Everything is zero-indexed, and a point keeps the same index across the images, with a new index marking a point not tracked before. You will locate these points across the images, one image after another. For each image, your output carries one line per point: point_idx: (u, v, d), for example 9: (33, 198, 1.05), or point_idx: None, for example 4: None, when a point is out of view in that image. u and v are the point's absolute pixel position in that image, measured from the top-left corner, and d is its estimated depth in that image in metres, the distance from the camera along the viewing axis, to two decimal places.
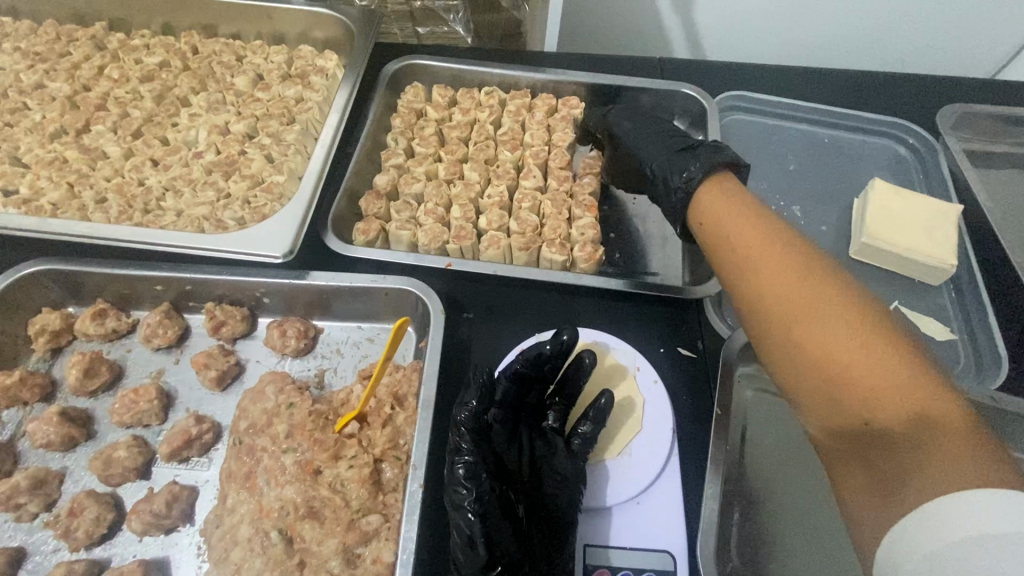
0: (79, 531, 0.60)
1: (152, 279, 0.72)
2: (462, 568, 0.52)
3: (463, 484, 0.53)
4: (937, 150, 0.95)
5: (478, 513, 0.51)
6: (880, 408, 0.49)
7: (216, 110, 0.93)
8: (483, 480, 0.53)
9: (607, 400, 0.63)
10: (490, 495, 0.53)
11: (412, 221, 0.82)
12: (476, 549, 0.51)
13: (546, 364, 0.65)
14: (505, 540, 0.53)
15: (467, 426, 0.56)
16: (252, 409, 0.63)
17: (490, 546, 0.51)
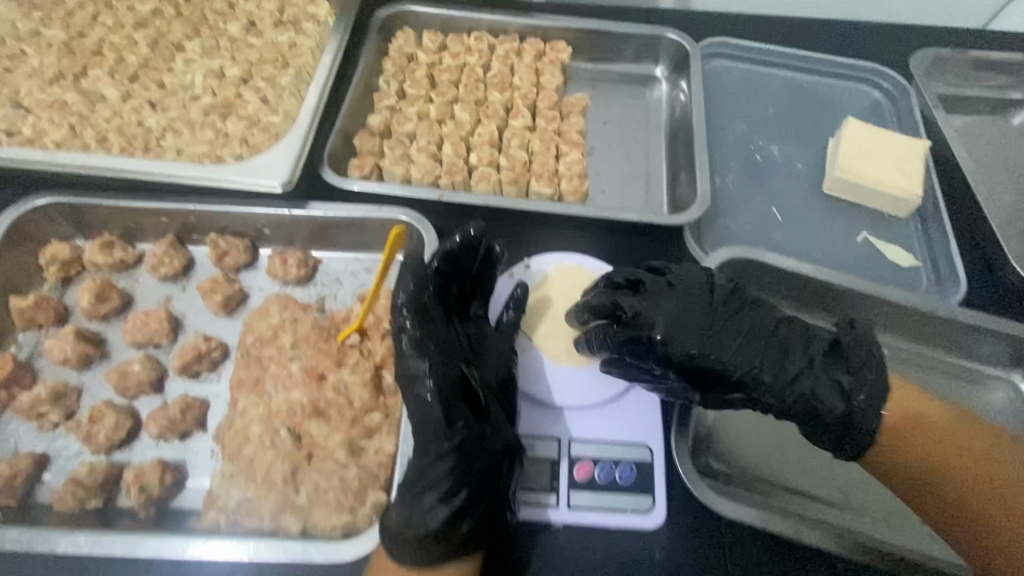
0: (100, 436, 0.64)
1: (158, 211, 0.76)
2: (428, 431, 0.56)
3: (414, 351, 0.57)
4: (909, 92, 0.98)
5: (431, 373, 0.56)
6: (959, 441, 0.58)
7: (211, 55, 0.95)
8: (431, 348, 0.58)
9: (523, 290, 0.69)
10: (439, 361, 0.57)
11: (405, 157, 0.85)
12: (433, 406, 0.55)
13: (460, 258, 0.64)
14: (461, 402, 0.56)
15: (411, 301, 0.59)
16: (258, 324, 0.68)
17: (446, 403, 0.55)
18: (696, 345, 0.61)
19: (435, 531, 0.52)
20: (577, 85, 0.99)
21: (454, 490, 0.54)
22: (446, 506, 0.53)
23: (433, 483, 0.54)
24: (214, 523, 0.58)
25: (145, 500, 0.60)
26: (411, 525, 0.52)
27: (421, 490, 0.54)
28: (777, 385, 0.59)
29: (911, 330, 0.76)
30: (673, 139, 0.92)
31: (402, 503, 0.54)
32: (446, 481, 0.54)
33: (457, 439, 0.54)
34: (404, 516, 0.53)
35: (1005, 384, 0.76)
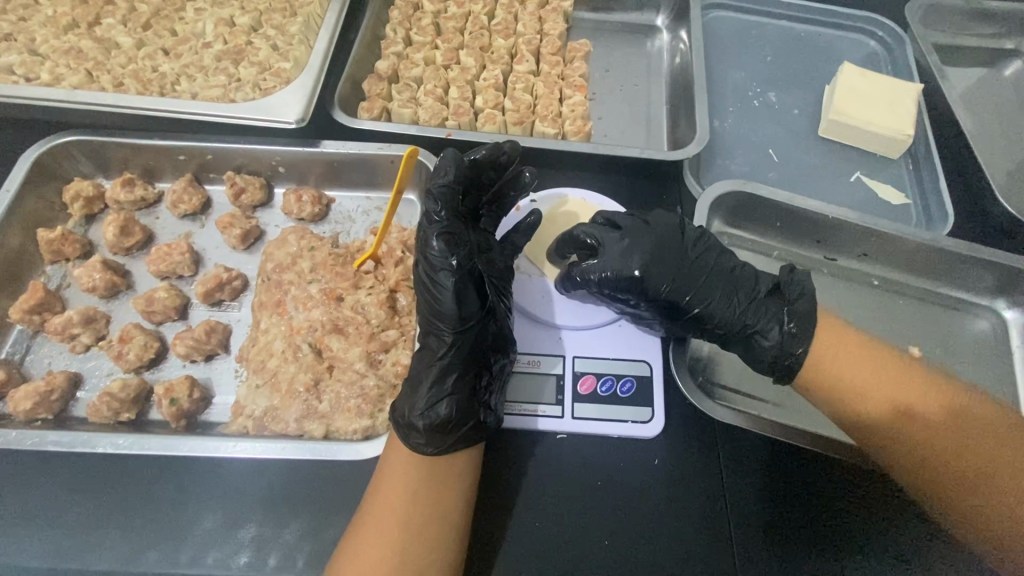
0: (130, 355, 0.67)
1: (176, 148, 0.78)
2: (443, 322, 0.60)
3: (441, 245, 0.61)
4: (904, 39, 1.00)
5: (452, 271, 0.60)
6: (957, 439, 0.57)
7: (220, 5, 0.96)
8: (457, 246, 0.62)
9: (535, 219, 0.72)
10: (462, 261, 0.61)
11: (413, 101, 0.87)
12: (449, 302, 0.59)
13: (483, 173, 0.68)
14: (473, 303, 0.61)
15: (443, 198, 0.64)
16: (277, 252, 0.71)
17: (461, 302, 0.59)
18: (668, 276, 0.65)
19: (445, 418, 0.56)
20: (579, 35, 1.01)
21: (460, 382, 0.58)
22: (453, 396, 0.57)
23: (444, 376, 0.58)
24: (243, 428, 0.62)
25: (176, 412, 0.63)
26: (421, 416, 0.56)
27: (432, 384, 0.58)
28: (731, 320, 0.64)
29: (897, 259, 0.79)
30: (673, 85, 0.94)
31: (412, 395, 0.58)
32: (453, 374, 0.58)
33: (463, 336, 0.60)
34: (415, 406, 0.57)
35: (989, 312, 0.79)
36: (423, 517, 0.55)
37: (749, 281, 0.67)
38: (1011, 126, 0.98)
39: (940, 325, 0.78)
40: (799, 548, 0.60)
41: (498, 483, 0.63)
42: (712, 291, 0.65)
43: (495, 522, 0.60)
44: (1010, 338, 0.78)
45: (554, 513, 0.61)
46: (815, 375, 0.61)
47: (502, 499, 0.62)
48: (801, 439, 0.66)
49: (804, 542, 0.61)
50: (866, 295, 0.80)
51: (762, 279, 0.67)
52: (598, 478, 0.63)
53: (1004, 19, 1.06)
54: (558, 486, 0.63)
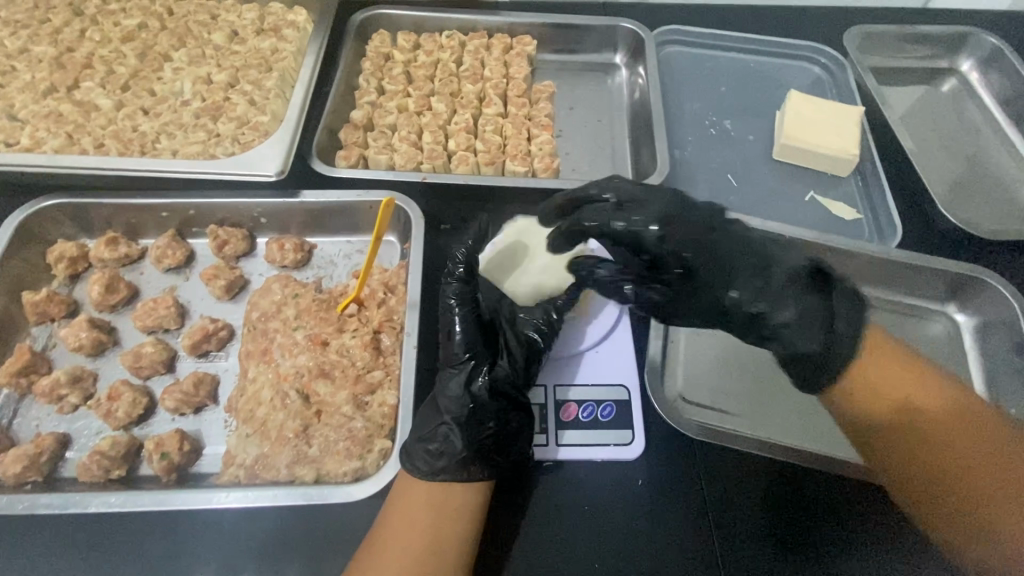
0: (119, 412, 0.68)
1: (159, 206, 0.81)
2: (450, 357, 0.65)
3: (451, 284, 0.68)
4: (845, 65, 1.07)
5: (462, 310, 0.66)
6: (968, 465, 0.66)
7: (197, 63, 1.00)
8: (472, 289, 0.67)
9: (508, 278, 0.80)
10: (472, 304, 0.67)
11: (388, 147, 0.91)
12: (456, 339, 0.65)
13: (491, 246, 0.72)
14: (478, 343, 0.65)
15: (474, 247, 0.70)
16: (262, 301, 0.74)
17: (464, 337, 0.65)
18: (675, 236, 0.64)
19: (439, 446, 0.61)
20: (544, 75, 1.07)
21: (455, 416, 0.62)
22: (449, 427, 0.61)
23: (441, 409, 0.63)
24: (234, 478, 0.63)
25: (167, 466, 0.64)
26: (420, 443, 0.61)
27: (431, 416, 0.63)
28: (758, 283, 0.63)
29: (854, 270, 0.84)
30: (635, 118, 0.99)
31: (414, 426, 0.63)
32: (448, 407, 0.63)
33: (467, 371, 0.64)
34: (418, 434, 0.62)
35: (942, 317, 0.85)
36: (419, 551, 0.57)
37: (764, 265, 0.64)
38: (949, 141, 1.05)
39: (899, 331, 0.83)
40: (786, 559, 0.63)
41: (498, 512, 0.64)
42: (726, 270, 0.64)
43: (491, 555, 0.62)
44: (963, 341, 0.83)
45: (547, 540, 0.63)
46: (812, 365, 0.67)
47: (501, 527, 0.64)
48: (776, 449, 0.69)
49: (794, 548, 0.63)
50: None
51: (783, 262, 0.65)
52: (585, 503, 0.65)
53: (938, 42, 1.14)
54: (548, 514, 0.65)
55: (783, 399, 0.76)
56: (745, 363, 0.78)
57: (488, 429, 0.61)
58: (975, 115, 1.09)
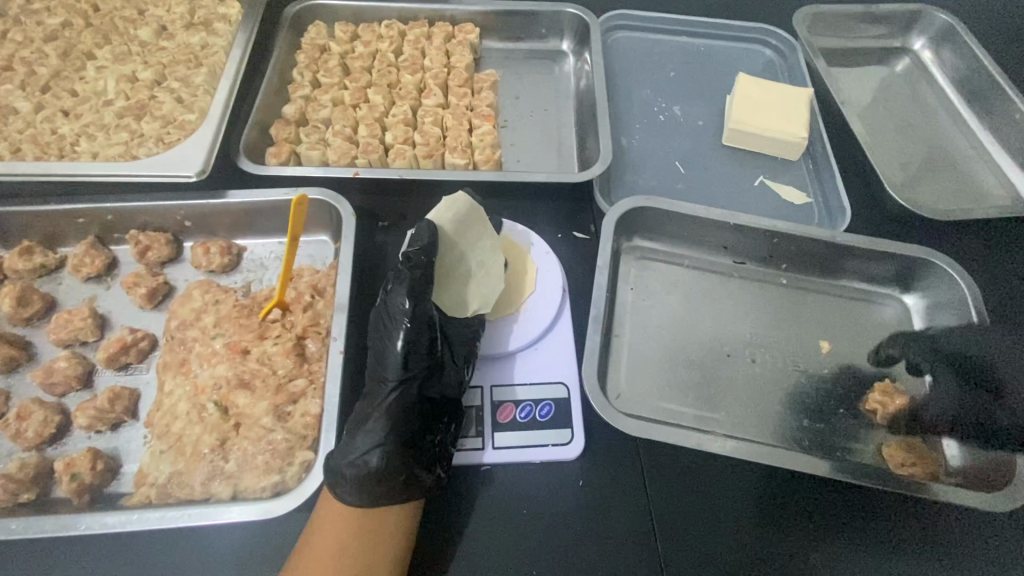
0: (29, 432, 0.65)
1: (75, 212, 0.77)
2: (388, 368, 0.61)
3: (397, 288, 0.64)
4: (796, 46, 1.05)
5: (409, 319, 0.62)
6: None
7: (122, 61, 0.96)
8: (419, 297, 0.64)
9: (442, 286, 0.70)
10: (419, 312, 0.63)
11: (322, 142, 0.88)
12: (398, 349, 0.61)
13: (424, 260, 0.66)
14: (422, 354, 0.62)
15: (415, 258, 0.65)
16: (181, 309, 0.71)
17: (407, 348, 0.61)
18: None
19: (373, 466, 0.56)
20: (488, 64, 1.03)
21: (392, 433, 0.57)
22: (384, 445, 0.57)
23: (376, 424, 0.58)
24: (145, 498, 0.59)
25: (76, 487, 0.61)
26: (349, 464, 0.56)
27: (364, 431, 0.58)
28: None
29: (801, 256, 0.83)
30: (581, 106, 0.96)
31: (343, 442, 0.58)
32: (383, 421, 0.58)
33: (408, 383, 0.60)
34: (346, 452, 0.57)
35: (893, 300, 0.83)
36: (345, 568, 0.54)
37: None
38: (902, 121, 1.03)
39: (849, 316, 0.81)
40: (733, 563, 0.61)
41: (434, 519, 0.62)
42: None
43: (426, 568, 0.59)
44: (914, 324, 0.82)
45: (486, 547, 0.61)
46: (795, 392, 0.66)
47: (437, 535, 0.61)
48: (754, 452, 0.63)
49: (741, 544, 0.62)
50: (774, 292, 0.83)
51: None
52: (522, 509, 0.63)
53: (890, 20, 1.12)
54: (485, 521, 0.62)
55: (731, 391, 0.74)
56: (693, 357, 0.76)
57: (426, 443, 0.59)
58: (928, 94, 1.08)
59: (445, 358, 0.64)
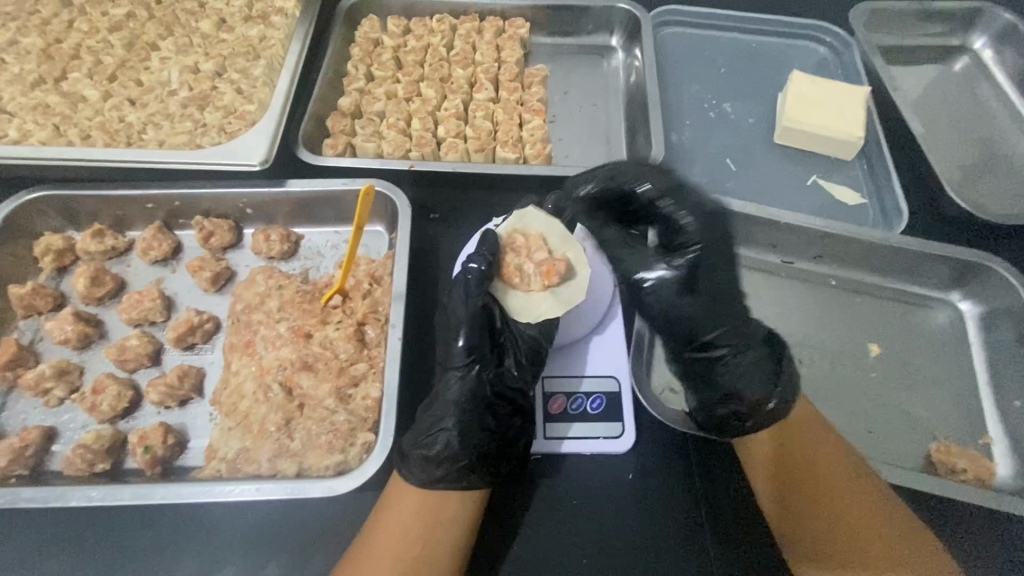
0: (103, 405, 0.68)
1: (144, 197, 0.80)
2: (452, 361, 0.63)
3: (460, 285, 0.65)
4: (851, 44, 1.03)
5: (468, 315, 0.63)
6: (821, 472, 0.65)
7: (185, 52, 0.99)
8: (477, 295, 0.64)
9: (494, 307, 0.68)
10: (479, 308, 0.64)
11: (376, 135, 0.90)
12: (460, 341, 0.63)
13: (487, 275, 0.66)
14: (483, 344, 0.64)
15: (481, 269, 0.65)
16: (246, 293, 0.73)
17: (470, 340, 0.63)
18: (707, 258, 0.74)
19: (439, 454, 0.59)
20: (537, 59, 1.04)
21: (456, 424, 0.61)
22: (447, 435, 0.60)
23: (444, 414, 0.61)
24: (216, 471, 0.62)
25: (150, 459, 0.63)
26: (420, 447, 0.60)
27: (431, 421, 0.61)
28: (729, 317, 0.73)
29: (850, 257, 0.82)
30: (630, 102, 0.97)
31: (410, 433, 0.62)
32: (448, 412, 0.61)
33: (470, 376, 0.63)
34: (416, 438, 0.61)
35: (946, 305, 0.81)
36: (416, 531, 0.57)
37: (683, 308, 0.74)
38: (959, 122, 1.01)
39: (901, 320, 0.80)
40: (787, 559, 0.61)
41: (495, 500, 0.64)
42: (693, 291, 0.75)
43: (479, 563, 0.60)
44: (968, 331, 0.80)
45: (542, 530, 0.62)
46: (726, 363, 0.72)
47: (497, 518, 0.63)
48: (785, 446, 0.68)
49: None
50: (823, 294, 0.81)
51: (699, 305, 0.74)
52: (575, 498, 0.64)
53: (948, 18, 1.09)
54: (535, 513, 0.63)
55: None
56: None
57: (487, 434, 0.60)
58: (989, 95, 1.05)
59: (507, 354, 0.66)
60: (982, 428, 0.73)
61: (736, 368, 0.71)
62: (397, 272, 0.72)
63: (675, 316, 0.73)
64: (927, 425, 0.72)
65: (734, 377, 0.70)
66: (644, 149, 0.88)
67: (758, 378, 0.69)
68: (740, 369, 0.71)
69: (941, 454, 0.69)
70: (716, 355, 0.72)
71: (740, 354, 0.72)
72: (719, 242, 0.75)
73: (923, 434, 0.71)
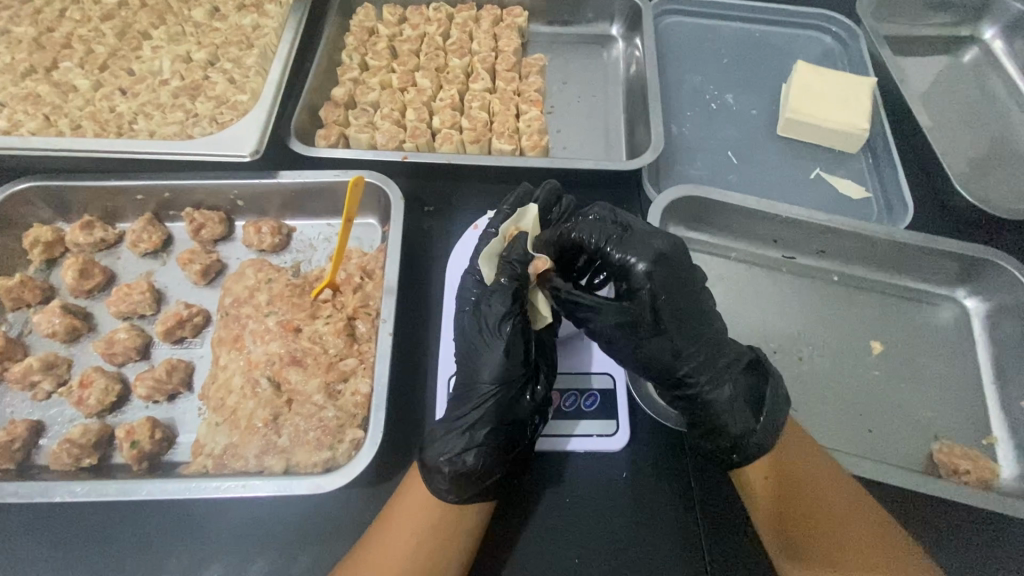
0: (91, 400, 0.67)
1: (133, 189, 0.79)
2: (486, 370, 0.59)
3: (504, 293, 0.60)
4: (858, 33, 1.00)
5: (511, 321, 0.59)
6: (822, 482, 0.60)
7: (177, 41, 0.97)
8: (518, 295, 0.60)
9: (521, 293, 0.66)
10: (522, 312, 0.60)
11: (370, 126, 0.88)
12: (500, 350, 0.59)
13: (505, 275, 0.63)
14: (521, 354, 0.60)
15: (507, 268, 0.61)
16: (235, 286, 0.72)
17: (511, 348, 0.59)
18: (664, 295, 0.59)
19: (473, 470, 0.55)
20: (535, 48, 1.02)
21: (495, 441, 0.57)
22: (485, 451, 0.56)
23: (476, 428, 0.57)
24: (203, 467, 0.61)
25: (137, 454, 0.63)
26: (448, 461, 0.55)
27: (461, 433, 0.57)
28: (704, 358, 0.60)
29: (853, 252, 0.80)
30: (630, 93, 0.95)
31: (433, 446, 0.57)
32: (486, 429, 0.57)
33: (505, 388, 0.58)
34: (445, 452, 0.56)
35: (951, 301, 0.79)
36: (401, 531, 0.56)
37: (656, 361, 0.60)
38: (968, 114, 0.98)
39: (904, 317, 0.78)
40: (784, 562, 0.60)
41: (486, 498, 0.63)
42: (666, 347, 0.60)
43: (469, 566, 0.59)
44: (973, 329, 0.78)
45: (532, 530, 0.61)
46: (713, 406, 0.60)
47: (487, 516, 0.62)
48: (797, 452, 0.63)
49: None
50: (825, 290, 0.79)
51: (674, 358, 0.60)
52: (567, 498, 0.63)
53: (958, 7, 1.07)
54: (528, 512, 0.62)
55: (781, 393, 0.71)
56: None
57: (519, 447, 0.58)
58: (999, 87, 1.02)
59: (542, 370, 0.62)
60: (987, 428, 0.71)
61: (735, 407, 0.60)
62: (388, 267, 0.70)
63: (667, 360, 0.60)
64: (929, 424, 0.70)
65: (734, 417, 0.60)
66: (644, 140, 0.85)
67: (738, 407, 0.60)
68: (729, 403, 0.60)
69: (944, 455, 0.67)
70: (712, 397, 0.60)
71: (728, 381, 0.61)
72: (674, 276, 0.59)
73: (925, 434, 0.70)
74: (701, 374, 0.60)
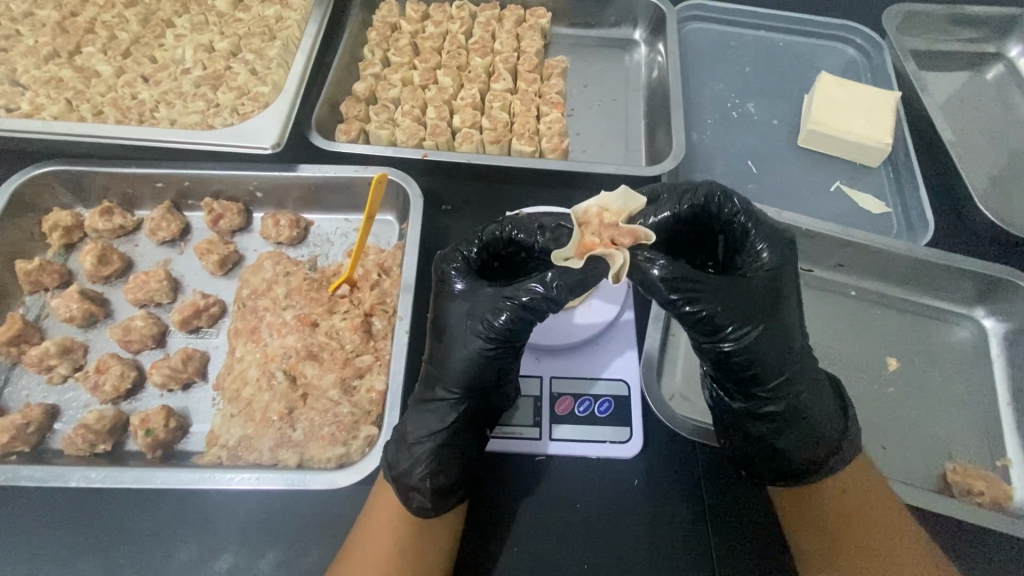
0: (106, 386, 0.67)
1: (154, 176, 0.79)
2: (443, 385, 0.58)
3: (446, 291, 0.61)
4: (882, 46, 1.00)
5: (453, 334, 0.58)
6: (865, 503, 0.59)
7: (200, 30, 0.97)
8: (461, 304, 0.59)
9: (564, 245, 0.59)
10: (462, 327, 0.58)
11: (390, 122, 0.88)
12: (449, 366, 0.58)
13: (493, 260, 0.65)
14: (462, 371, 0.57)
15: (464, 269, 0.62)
16: (253, 279, 0.72)
17: (455, 362, 0.57)
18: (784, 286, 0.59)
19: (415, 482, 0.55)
20: (557, 50, 1.02)
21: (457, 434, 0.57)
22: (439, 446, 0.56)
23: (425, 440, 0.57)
24: (217, 458, 0.61)
25: (151, 443, 0.63)
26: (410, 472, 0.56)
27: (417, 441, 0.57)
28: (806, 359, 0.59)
29: (870, 268, 0.79)
30: (651, 98, 0.94)
31: (397, 451, 0.57)
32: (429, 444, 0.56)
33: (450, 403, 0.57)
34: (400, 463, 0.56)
35: (968, 321, 0.79)
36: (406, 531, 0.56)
37: (771, 359, 0.56)
38: (991, 132, 0.97)
39: (921, 335, 0.78)
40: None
41: (491, 503, 0.63)
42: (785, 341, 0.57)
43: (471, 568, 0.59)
44: (990, 349, 0.77)
45: (537, 537, 0.61)
46: (814, 410, 0.58)
47: (493, 520, 0.62)
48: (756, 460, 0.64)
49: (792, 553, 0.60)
50: (842, 305, 0.79)
51: (788, 354, 0.57)
52: (575, 505, 0.63)
53: (984, 24, 1.06)
54: (535, 518, 0.62)
55: None
56: None
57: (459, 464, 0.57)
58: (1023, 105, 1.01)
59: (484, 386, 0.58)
60: (1001, 450, 0.70)
61: (826, 411, 0.59)
62: (405, 264, 0.70)
63: (784, 357, 0.57)
64: (943, 443, 0.70)
65: (824, 427, 0.58)
66: (665, 146, 0.85)
67: (832, 412, 0.59)
68: (824, 411, 0.59)
69: (957, 475, 0.67)
70: (810, 401, 0.58)
71: (819, 392, 0.59)
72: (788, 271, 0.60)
73: (938, 453, 0.69)
74: (796, 394, 0.58)
